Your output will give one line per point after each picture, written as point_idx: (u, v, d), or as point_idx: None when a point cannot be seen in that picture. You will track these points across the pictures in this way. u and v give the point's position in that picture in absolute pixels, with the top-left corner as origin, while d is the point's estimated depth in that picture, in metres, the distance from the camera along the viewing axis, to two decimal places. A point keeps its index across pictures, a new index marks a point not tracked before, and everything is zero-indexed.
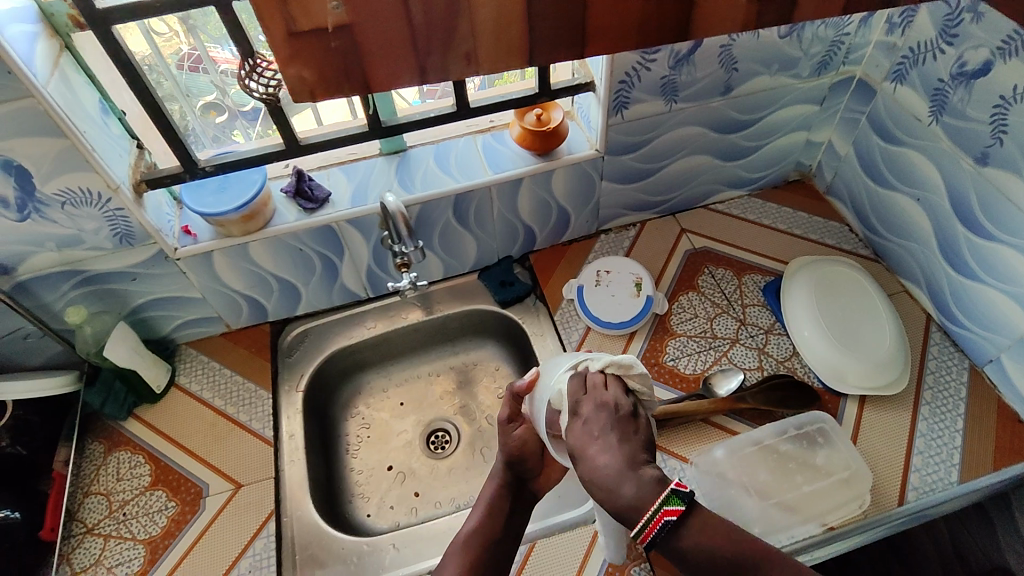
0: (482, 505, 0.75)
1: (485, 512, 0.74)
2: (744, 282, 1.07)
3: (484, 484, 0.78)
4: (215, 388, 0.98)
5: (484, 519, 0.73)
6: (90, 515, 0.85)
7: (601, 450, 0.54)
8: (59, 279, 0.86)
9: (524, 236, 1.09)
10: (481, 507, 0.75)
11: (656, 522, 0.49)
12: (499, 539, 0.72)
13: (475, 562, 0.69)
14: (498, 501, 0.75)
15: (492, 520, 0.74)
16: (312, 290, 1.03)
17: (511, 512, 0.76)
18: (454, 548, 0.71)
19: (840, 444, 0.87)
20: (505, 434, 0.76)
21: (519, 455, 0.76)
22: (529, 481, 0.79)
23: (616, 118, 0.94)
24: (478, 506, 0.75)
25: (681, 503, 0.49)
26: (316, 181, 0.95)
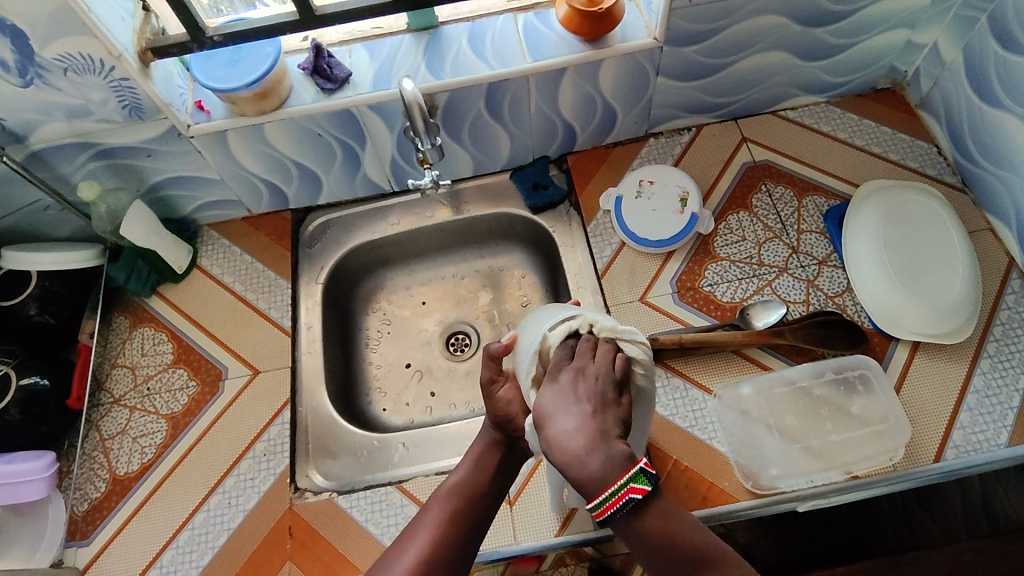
0: (471, 458, 0.73)
1: (473, 467, 0.72)
2: (804, 205, 0.96)
3: (477, 437, 0.75)
4: (235, 273, 0.96)
5: (471, 474, 0.71)
6: (116, 386, 0.87)
7: (570, 419, 0.53)
8: (74, 151, 0.82)
9: (563, 135, 0.99)
10: (470, 461, 0.73)
11: (621, 498, 0.49)
12: (485, 496, 0.70)
13: (455, 516, 0.67)
14: (488, 457, 0.73)
15: (479, 475, 0.71)
16: (333, 178, 0.97)
17: (502, 470, 0.73)
18: (436, 499, 0.69)
19: (881, 392, 0.81)
20: (491, 400, 0.71)
21: (505, 416, 0.71)
22: (520, 441, 0.73)
23: (682, 0, 0.81)
24: (468, 460, 0.73)
25: (647, 483, 0.50)
26: (336, 59, 0.87)
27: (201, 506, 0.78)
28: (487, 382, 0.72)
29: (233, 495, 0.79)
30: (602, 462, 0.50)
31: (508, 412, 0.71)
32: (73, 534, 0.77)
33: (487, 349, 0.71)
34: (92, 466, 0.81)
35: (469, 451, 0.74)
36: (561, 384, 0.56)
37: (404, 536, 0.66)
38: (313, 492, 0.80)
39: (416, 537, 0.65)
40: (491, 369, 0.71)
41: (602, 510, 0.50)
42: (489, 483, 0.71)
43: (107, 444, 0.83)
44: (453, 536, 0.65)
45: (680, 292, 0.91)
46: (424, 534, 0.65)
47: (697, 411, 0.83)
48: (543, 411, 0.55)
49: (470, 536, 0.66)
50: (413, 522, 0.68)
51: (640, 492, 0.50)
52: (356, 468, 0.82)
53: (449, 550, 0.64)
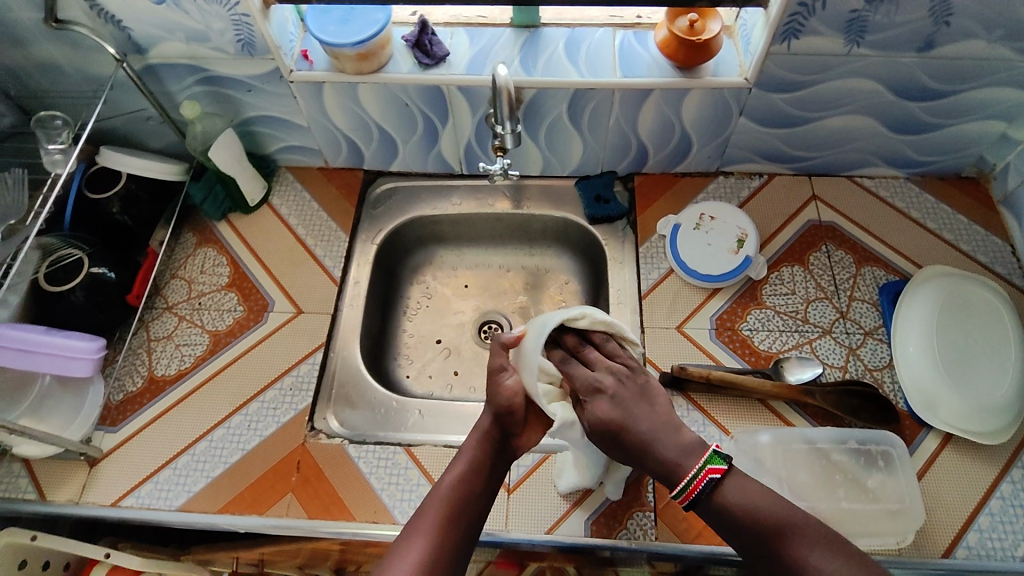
0: (466, 457, 0.70)
1: (469, 465, 0.70)
2: (861, 273, 0.95)
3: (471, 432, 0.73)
4: (301, 217, 1.01)
5: (468, 473, 0.69)
6: (171, 294, 0.93)
7: (642, 420, 0.66)
8: (185, 72, 0.89)
9: (635, 154, 1.01)
10: (465, 460, 0.70)
11: (702, 478, 0.63)
12: (480, 496, 0.69)
13: (450, 522, 0.66)
14: (482, 455, 0.71)
15: (475, 474, 0.69)
16: (410, 149, 1.01)
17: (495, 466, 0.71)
18: (431, 503, 0.67)
19: (901, 474, 0.79)
20: (495, 388, 0.70)
21: (509, 407, 0.69)
22: (515, 437, 0.72)
23: (781, 47, 0.82)
24: (463, 457, 0.71)
25: (721, 462, 0.64)
26: (438, 38, 0.91)
27: (222, 422, 0.83)
28: (494, 369, 0.71)
29: (254, 419, 0.83)
30: (679, 452, 0.65)
31: (512, 402, 0.69)
32: (104, 418, 0.83)
33: (500, 337, 0.71)
34: (134, 361, 0.87)
35: (464, 449, 0.72)
36: (612, 395, 0.67)
37: (398, 543, 0.64)
38: (327, 435, 0.83)
39: (412, 543, 0.63)
40: (499, 357, 0.71)
41: (687, 493, 0.64)
42: (484, 483, 0.70)
43: (152, 345, 0.88)
44: (447, 545, 0.64)
45: (718, 329, 0.91)
46: (419, 545, 0.63)
47: (711, 448, 0.83)
48: (606, 422, 0.66)
49: (463, 542, 0.65)
50: (407, 526, 0.66)
51: (716, 470, 0.64)
52: (371, 422, 0.85)
53: (445, 563, 0.63)
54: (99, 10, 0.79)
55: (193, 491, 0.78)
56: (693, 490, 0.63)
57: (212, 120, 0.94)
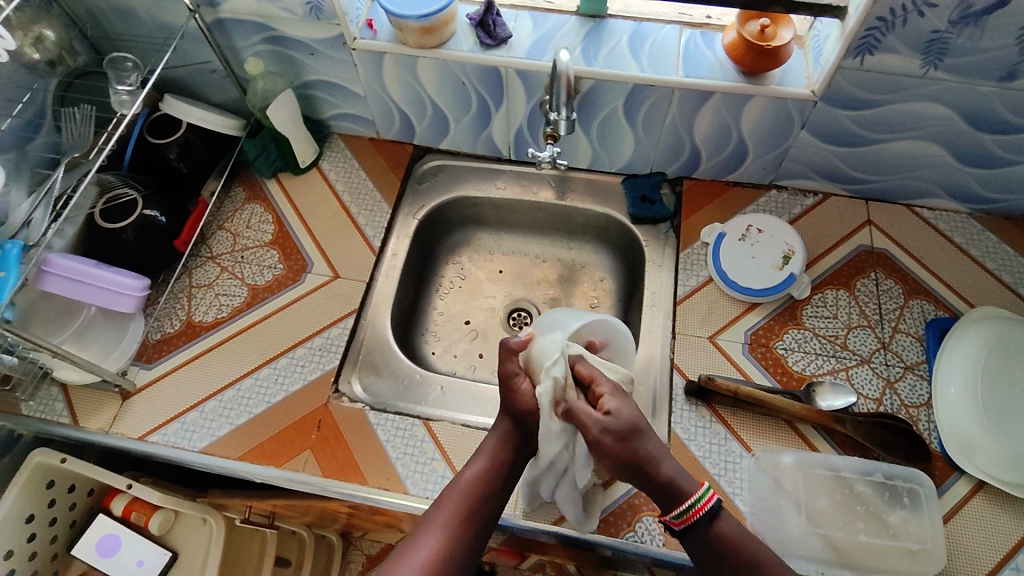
0: (486, 455, 0.73)
1: (489, 463, 0.72)
2: (909, 305, 0.92)
3: (492, 430, 0.75)
4: (348, 184, 1.02)
5: (487, 471, 0.72)
6: (216, 244, 0.95)
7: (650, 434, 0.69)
8: (252, 29, 0.90)
9: (687, 158, 0.99)
10: (485, 458, 0.73)
11: (707, 500, 0.67)
12: (497, 494, 0.71)
13: (466, 516, 0.69)
14: (502, 454, 0.73)
15: (494, 473, 0.72)
16: (461, 128, 1.02)
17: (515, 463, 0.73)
18: (450, 495, 0.70)
19: (926, 515, 0.76)
20: (512, 394, 0.73)
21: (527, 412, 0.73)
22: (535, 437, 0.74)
23: (853, 62, 0.80)
24: (483, 454, 0.73)
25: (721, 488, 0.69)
26: (502, 20, 0.91)
27: (251, 373, 0.85)
28: (507, 375, 0.74)
29: (282, 374, 0.85)
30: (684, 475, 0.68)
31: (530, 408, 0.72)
32: (141, 355, 0.85)
33: (508, 342, 0.74)
34: (175, 305, 0.90)
35: (484, 446, 0.74)
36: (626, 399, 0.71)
37: (416, 530, 0.68)
38: (350, 399, 0.84)
39: (426, 536, 0.67)
40: (511, 362, 0.74)
41: (691, 513, 0.66)
42: (504, 481, 0.72)
43: (193, 292, 0.91)
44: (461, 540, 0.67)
45: (752, 345, 0.89)
46: (435, 535, 0.67)
47: (731, 463, 0.81)
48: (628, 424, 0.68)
49: (478, 539, 0.69)
50: (426, 515, 0.70)
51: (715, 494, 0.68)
52: (393, 391, 0.86)
53: (457, 555, 0.67)
54: None
55: (217, 436, 0.80)
56: (698, 511, 0.66)
57: (274, 79, 0.96)
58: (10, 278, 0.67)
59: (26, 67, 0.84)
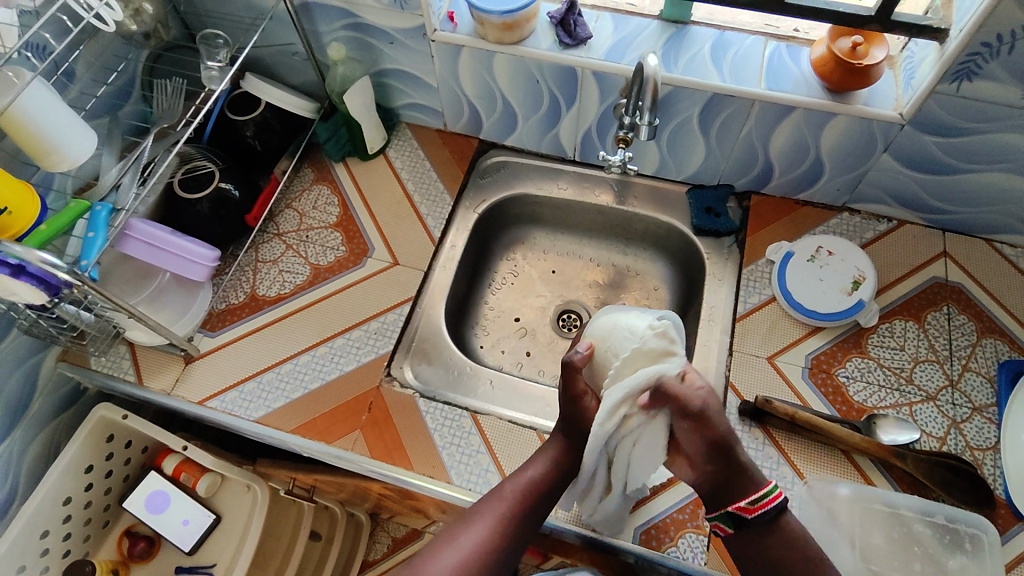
0: (547, 458, 0.74)
1: (546, 467, 0.73)
2: (982, 344, 0.88)
3: (556, 433, 0.75)
4: (413, 173, 1.03)
5: (545, 475, 0.72)
6: (283, 222, 0.97)
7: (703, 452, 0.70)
8: (336, 15, 0.92)
9: (758, 172, 0.97)
10: (544, 461, 0.73)
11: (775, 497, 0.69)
12: (550, 498, 0.72)
13: (516, 515, 0.71)
14: (560, 461, 0.73)
15: (552, 478, 0.72)
16: (529, 126, 1.02)
17: (572, 469, 0.74)
18: (504, 490, 0.72)
19: (987, 563, 0.73)
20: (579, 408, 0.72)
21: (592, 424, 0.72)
22: None
23: (948, 86, 0.77)
24: (544, 455, 0.74)
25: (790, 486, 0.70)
26: (583, 20, 0.90)
27: (308, 350, 0.87)
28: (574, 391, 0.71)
29: (338, 353, 0.86)
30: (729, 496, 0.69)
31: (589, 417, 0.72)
32: (205, 323, 0.88)
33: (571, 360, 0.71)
34: (240, 277, 0.92)
35: (546, 447, 0.75)
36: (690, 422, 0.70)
37: (467, 517, 0.72)
38: (401, 384, 0.85)
39: (474, 528, 0.71)
40: (576, 379, 0.71)
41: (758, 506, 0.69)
42: (560, 487, 0.73)
43: (258, 266, 0.93)
44: (508, 536, 0.70)
45: (812, 370, 0.87)
46: (483, 528, 0.70)
47: (782, 488, 0.79)
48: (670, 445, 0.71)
49: (523, 537, 0.71)
50: (478, 504, 0.73)
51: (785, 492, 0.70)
52: (443, 381, 0.87)
53: (501, 550, 0.71)
54: None
55: (272, 407, 0.82)
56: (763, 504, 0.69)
57: (353, 65, 0.98)
58: (99, 237, 0.70)
59: (123, 38, 0.86)
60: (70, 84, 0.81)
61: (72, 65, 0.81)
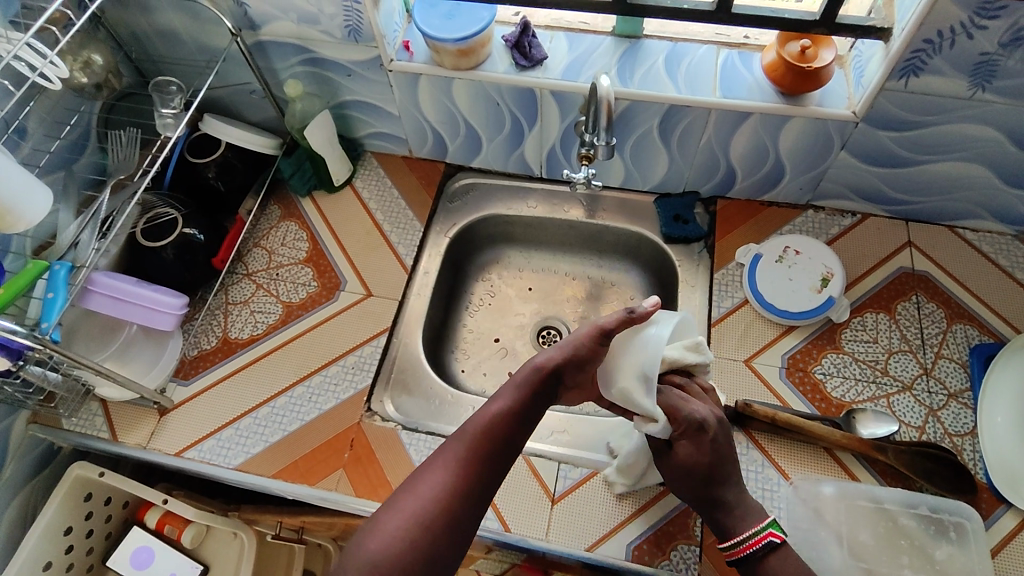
0: (513, 393, 0.64)
1: (510, 402, 0.64)
2: (952, 330, 0.89)
3: (520, 371, 0.66)
4: (380, 202, 1.03)
5: (509, 410, 0.63)
6: (252, 262, 0.96)
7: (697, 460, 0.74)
8: (291, 52, 0.92)
9: (722, 177, 0.98)
10: (512, 397, 0.64)
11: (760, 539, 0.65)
12: (515, 435, 0.63)
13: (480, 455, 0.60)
14: (526, 394, 0.65)
15: (522, 413, 0.64)
16: (493, 147, 1.02)
17: (537, 406, 0.65)
18: (467, 432, 0.62)
19: (974, 550, 0.74)
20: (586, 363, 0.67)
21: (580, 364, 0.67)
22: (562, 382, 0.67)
23: (897, 83, 0.78)
24: (509, 391, 0.65)
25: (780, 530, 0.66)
26: (537, 41, 0.91)
27: (285, 390, 0.85)
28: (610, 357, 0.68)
29: (315, 392, 0.85)
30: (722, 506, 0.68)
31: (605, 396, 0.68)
32: (178, 371, 0.87)
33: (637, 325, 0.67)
34: (212, 321, 0.91)
35: (509, 385, 0.66)
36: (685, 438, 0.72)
37: (423, 467, 0.60)
38: (382, 418, 0.84)
39: (435, 473, 0.58)
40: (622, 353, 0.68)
41: (738, 549, 0.66)
42: (525, 424, 0.64)
43: (229, 308, 0.92)
44: (476, 474, 0.59)
45: (789, 369, 0.87)
46: (445, 472, 0.59)
47: (768, 491, 0.79)
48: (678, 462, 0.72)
49: (490, 484, 0.60)
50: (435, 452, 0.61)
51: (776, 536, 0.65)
52: (424, 411, 0.86)
53: (467, 497, 0.58)
54: None
55: (251, 453, 0.81)
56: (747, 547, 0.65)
57: (312, 100, 0.97)
58: (58, 298, 0.69)
59: (74, 90, 0.86)
60: (22, 141, 0.81)
61: (24, 121, 0.80)
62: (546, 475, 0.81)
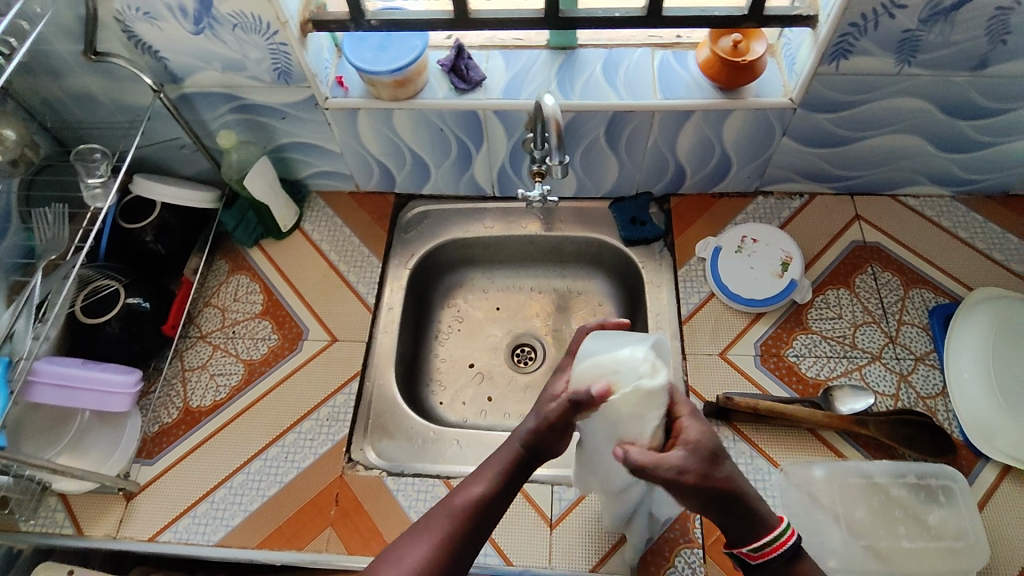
0: (497, 466, 0.60)
1: (500, 471, 0.60)
2: (910, 296, 0.92)
3: (507, 443, 0.62)
4: (333, 242, 1.00)
5: (497, 482, 0.59)
6: (205, 322, 0.92)
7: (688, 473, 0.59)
8: (219, 100, 0.88)
9: (672, 175, 0.99)
10: (499, 466, 0.60)
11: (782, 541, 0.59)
12: (503, 511, 0.59)
13: (467, 527, 0.56)
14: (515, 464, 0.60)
15: (505, 491, 0.59)
16: (442, 173, 1.00)
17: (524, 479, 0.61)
18: (451, 501, 0.57)
19: (963, 509, 0.76)
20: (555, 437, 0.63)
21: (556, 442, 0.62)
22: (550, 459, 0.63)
23: (828, 67, 0.80)
24: (493, 467, 0.60)
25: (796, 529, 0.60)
26: (473, 62, 0.90)
27: (259, 454, 0.82)
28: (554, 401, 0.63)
29: (291, 450, 0.82)
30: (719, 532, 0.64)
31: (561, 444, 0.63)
32: (141, 451, 0.82)
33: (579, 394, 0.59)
34: (170, 392, 0.86)
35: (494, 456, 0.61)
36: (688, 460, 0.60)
37: (402, 538, 0.55)
38: (365, 466, 0.81)
39: (416, 543, 0.54)
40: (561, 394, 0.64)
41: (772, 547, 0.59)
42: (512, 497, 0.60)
43: (186, 375, 0.88)
44: (462, 548, 0.55)
45: (763, 356, 0.88)
46: (428, 542, 0.54)
47: (760, 482, 0.80)
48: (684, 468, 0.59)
49: (472, 559, 0.56)
50: (417, 522, 0.57)
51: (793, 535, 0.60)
52: (408, 453, 0.83)
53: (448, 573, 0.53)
54: (137, 41, 0.79)
55: (231, 525, 0.77)
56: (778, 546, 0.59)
57: (247, 148, 0.94)
58: None
59: None
60: None
61: None
62: (540, 499, 0.79)
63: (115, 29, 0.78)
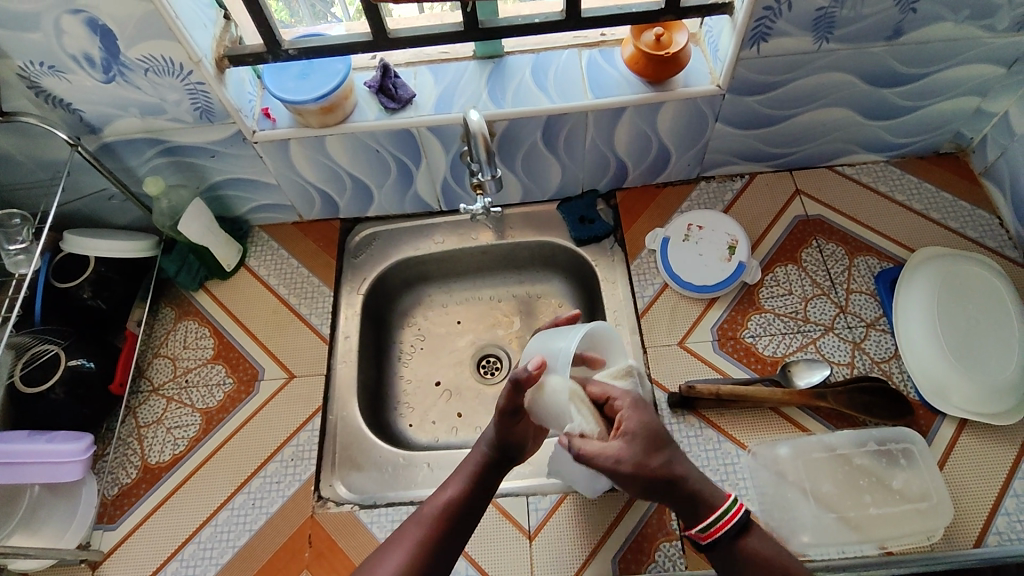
0: (466, 473, 0.69)
1: (466, 482, 0.68)
2: (855, 264, 0.94)
3: (473, 449, 0.70)
4: (281, 277, 0.97)
5: (464, 490, 0.68)
6: (157, 374, 0.89)
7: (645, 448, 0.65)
8: (143, 145, 0.86)
9: (614, 171, 0.99)
10: (466, 472, 0.69)
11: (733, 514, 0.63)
12: (474, 514, 0.68)
13: (438, 534, 0.65)
14: (480, 471, 0.69)
15: (475, 492, 0.68)
16: (385, 193, 0.99)
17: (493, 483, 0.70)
18: (423, 512, 0.66)
19: (924, 469, 0.78)
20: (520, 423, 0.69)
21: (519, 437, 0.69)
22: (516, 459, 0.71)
23: (750, 51, 0.81)
24: (461, 473, 0.69)
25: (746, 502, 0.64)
26: (401, 80, 0.89)
27: (226, 503, 0.80)
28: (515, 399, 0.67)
29: (258, 496, 0.80)
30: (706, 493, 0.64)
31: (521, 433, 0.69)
32: (102, 517, 0.79)
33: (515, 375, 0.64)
34: (126, 451, 0.84)
35: (463, 463, 0.70)
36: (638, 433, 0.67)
37: (382, 549, 0.65)
38: (336, 502, 0.80)
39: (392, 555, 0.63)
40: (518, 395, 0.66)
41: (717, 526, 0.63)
42: (481, 499, 0.69)
43: (142, 432, 0.85)
44: (433, 551, 0.64)
45: (721, 340, 0.90)
46: (401, 553, 0.63)
47: (730, 466, 0.81)
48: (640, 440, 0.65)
49: (445, 560, 0.65)
50: (394, 533, 0.66)
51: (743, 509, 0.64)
52: (379, 483, 0.82)
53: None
54: (46, 95, 0.76)
55: None
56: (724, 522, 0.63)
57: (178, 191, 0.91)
58: None
59: None
60: None
61: None
62: (517, 512, 0.79)
63: (20, 85, 0.75)
